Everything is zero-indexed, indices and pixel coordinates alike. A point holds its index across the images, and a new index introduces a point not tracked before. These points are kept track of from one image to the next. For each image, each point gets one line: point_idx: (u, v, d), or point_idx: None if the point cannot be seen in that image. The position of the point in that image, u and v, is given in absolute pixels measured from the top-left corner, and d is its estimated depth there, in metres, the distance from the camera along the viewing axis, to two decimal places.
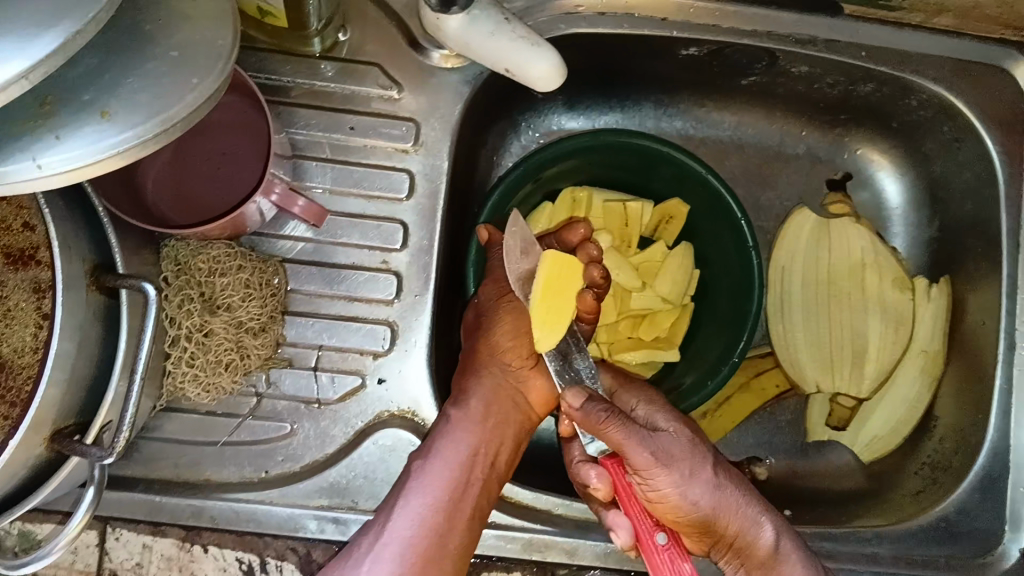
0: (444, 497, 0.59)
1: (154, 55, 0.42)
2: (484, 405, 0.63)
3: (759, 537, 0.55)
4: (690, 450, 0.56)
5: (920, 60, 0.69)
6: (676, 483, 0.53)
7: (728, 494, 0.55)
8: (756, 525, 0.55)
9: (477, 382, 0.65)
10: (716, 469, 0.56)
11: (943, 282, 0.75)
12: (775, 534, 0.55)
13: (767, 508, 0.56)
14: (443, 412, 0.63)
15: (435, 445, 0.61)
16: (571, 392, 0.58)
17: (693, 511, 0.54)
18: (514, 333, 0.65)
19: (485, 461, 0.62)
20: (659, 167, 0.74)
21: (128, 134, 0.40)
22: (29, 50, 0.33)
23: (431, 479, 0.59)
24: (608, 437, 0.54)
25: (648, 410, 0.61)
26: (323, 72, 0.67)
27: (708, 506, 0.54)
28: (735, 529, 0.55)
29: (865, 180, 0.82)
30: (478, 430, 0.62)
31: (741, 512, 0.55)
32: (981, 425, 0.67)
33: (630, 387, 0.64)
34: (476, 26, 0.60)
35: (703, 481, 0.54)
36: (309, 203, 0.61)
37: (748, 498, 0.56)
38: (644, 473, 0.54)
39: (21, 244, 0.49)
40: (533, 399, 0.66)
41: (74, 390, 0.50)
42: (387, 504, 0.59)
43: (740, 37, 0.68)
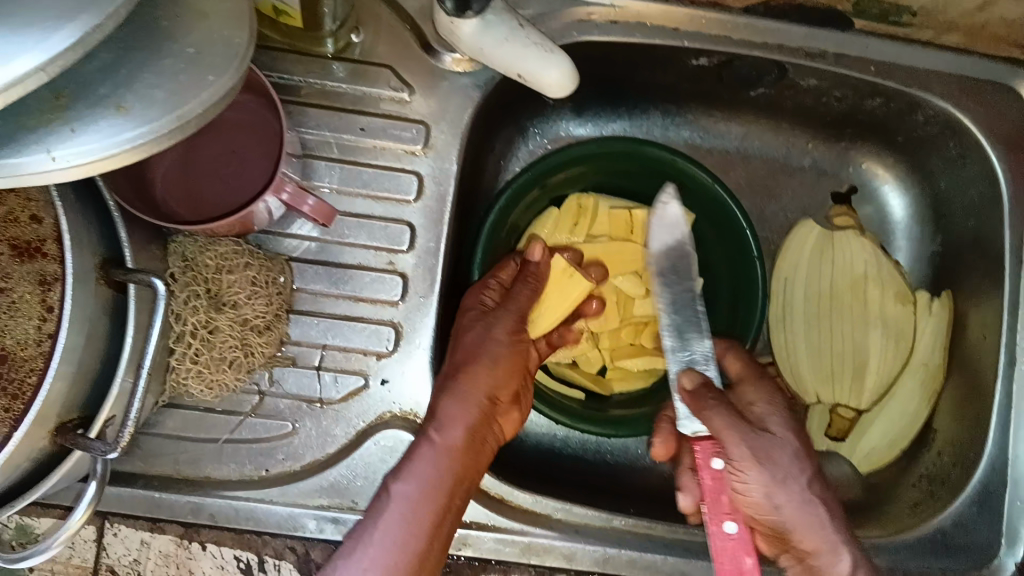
0: (425, 521, 0.56)
1: (171, 50, 0.42)
2: (469, 433, 0.61)
3: (835, 563, 0.57)
4: (794, 459, 0.58)
5: (928, 77, 0.69)
6: (767, 484, 0.57)
7: (815, 513, 0.58)
8: (834, 552, 0.57)
9: (461, 406, 0.62)
10: (812, 484, 0.59)
11: (945, 297, 0.76)
12: (852, 563, 0.57)
13: (851, 540, 0.58)
14: (423, 433, 0.61)
15: (415, 468, 0.58)
16: (687, 374, 0.61)
17: (778, 516, 0.57)
18: (506, 373, 0.64)
19: (462, 490, 0.59)
20: (664, 175, 0.75)
21: (143, 129, 0.40)
22: (49, 44, 0.33)
23: (411, 503, 0.57)
24: (712, 420, 0.57)
25: (768, 411, 0.61)
26: (334, 72, 0.68)
27: (790, 516, 0.57)
28: (811, 546, 0.58)
29: (869, 194, 0.82)
30: (459, 457, 0.60)
31: (823, 534, 0.57)
32: (980, 440, 0.68)
33: (755, 382, 0.63)
34: (489, 30, 0.60)
35: (794, 492, 0.58)
36: (319, 202, 0.61)
37: (835, 526, 0.58)
38: (738, 463, 0.57)
39: (29, 236, 0.50)
40: (506, 430, 0.65)
41: (79, 383, 0.50)
42: (364, 521, 0.56)
43: (750, 49, 0.68)
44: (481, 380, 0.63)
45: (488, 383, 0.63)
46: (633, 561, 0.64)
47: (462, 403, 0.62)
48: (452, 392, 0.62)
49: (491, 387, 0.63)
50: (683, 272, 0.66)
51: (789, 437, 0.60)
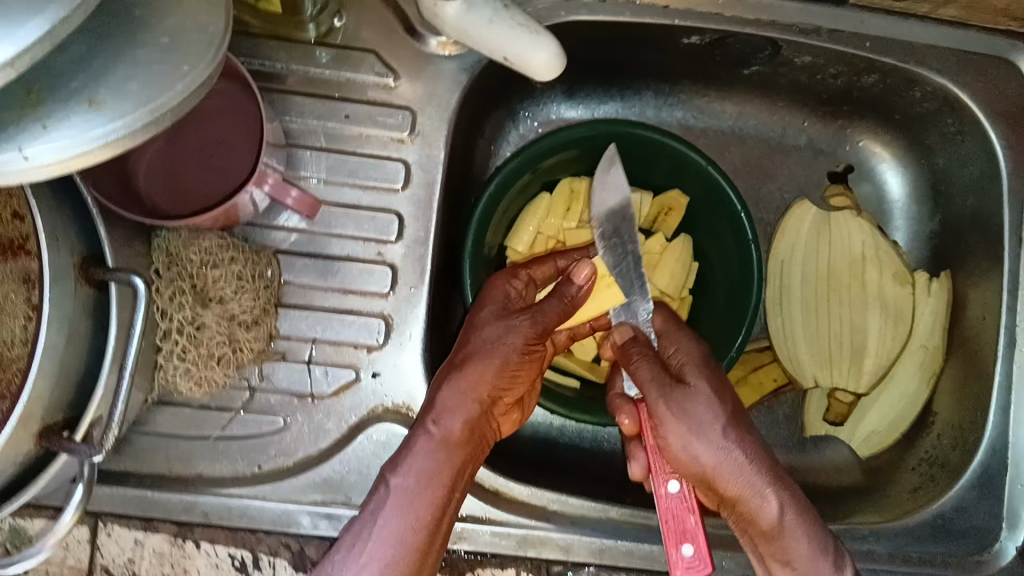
0: (426, 514, 0.55)
1: (146, 40, 0.40)
2: (468, 424, 0.60)
3: (762, 507, 0.56)
4: (709, 404, 0.58)
5: (926, 52, 0.67)
6: (683, 435, 0.57)
7: (735, 459, 0.57)
8: (761, 497, 0.56)
9: (459, 396, 0.60)
10: (727, 431, 0.58)
11: (944, 277, 0.75)
12: (780, 507, 0.55)
13: (777, 482, 0.56)
14: (422, 424, 0.59)
15: (414, 462, 0.57)
16: (619, 330, 0.63)
17: (702, 465, 0.57)
18: (517, 376, 0.62)
19: (463, 481, 0.58)
20: (657, 157, 0.73)
21: (116, 123, 0.39)
22: (12, 36, 0.32)
23: (410, 497, 0.55)
24: (636, 373, 0.60)
25: (685, 360, 0.61)
26: (317, 58, 0.66)
27: (710, 463, 0.57)
28: (736, 492, 0.57)
29: (866, 172, 0.81)
30: (459, 450, 0.59)
31: (746, 478, 0.56)
32: (980, 421, 0.67)
33: (676, 332, 0.63)
34: (473, 12, 0.58)
35: (711, 438, 0.57)
36: (302, 194, 0.60)
37: (759, 469, 0.57)
38: (657, 417, 0.58)
39: (10, 233, 0.47)
40: (501, 429, 0.65)
41: (64, 385, 0.50)
42: (362, 516, 0.55)
43: (744, 26, 0.66)
44: (487, 380, 0.61)
45: (493, 381, 0.61)
46: (631, 551, 0.63)
47: (463, 398, 0.60)
48: (452, 384, 0.60)
49: (496, 387, 0.61)
50: (627, 237, 0.65)
51: (705, 385, 0.59)
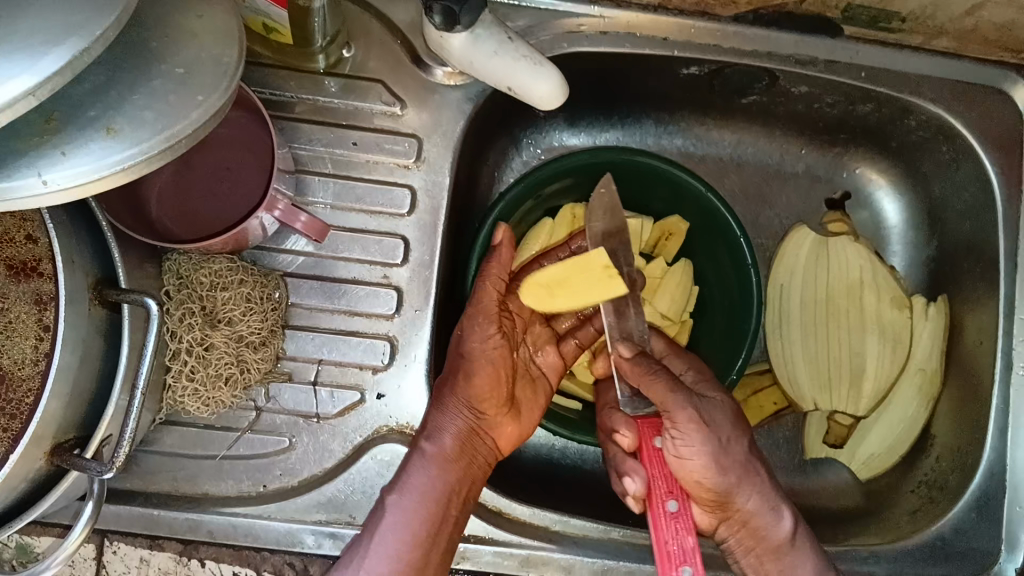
0: (421, 533, 0.57)
1: (160, 71, 0.42)
2: (460, 444, 0.61)
3: (776, 521, 0.60)
4: (729, 421, 0.60)
5: (918, 82, 0.69)
6: (710, 447, 0.57)
7: (754, 476, 0.60)
8: (776, 512, 0.60)
9: (450, 416, 0.61)
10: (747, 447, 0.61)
11: (941, 302, 0.76)
12: (792, 523, 0.61)
13: (786, 499, 0.61)
14: (417, 444, 0.61)
15: (409, 480, 0.59)
16: (624, 345, 0.62)
17: (720, 476, 0.58)
18: (494, 379, 0.64)
19: (459, 502, 0.59)
20: (656, 184, 0.75)
21: (133, 150, 0.40)
22: (38, 66, 0.33)
23: (407, 512, 0.57)
24: (652, 389, 0.58)
25: (697, 380, 0.64)
26: (326, 87, 0.68)
27: (733, 479, 0.59)
28: (751, 507, 0.60)
29: (863, 198, 0.82)
30: (453, 469, 0.60)
31: (762, 494, 0.60)
32: (978, 444, 0.68)
33: (681, 355, 0.66)
34: (478, 44, 0.60)
35: (733, 453, 0.59)
36: (312, 218, 0.61)
37: (770, 484, 0.61)
38: (681, 429, 0.57)
39: (24, 256, 0.50)
40: (501, 445, 0.65)
41: (75, 403, 0.51)
42: (361, 533, 0.57)
43: (740, 57, 0.68)
44: (465, 392, 0.63)
45: (473, 395, 0.63)
46: (632, 573, 0.64)
47: (448, 414, 0.62)
48: (442, 403, 0.62)
49: (476, 400, 0.63)
50: (625, 257, 0.65)
51: (724, 401, 0.62)
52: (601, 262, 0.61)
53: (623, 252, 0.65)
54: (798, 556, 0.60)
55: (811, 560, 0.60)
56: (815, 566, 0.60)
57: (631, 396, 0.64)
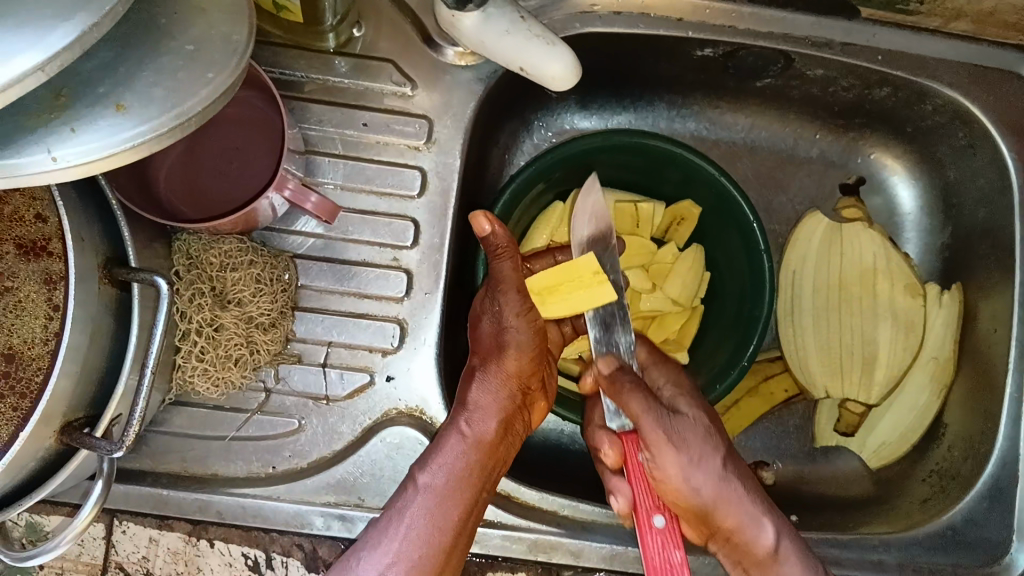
0: (452, 516, 0.56)
1: (170, 48, 0.42)
2: (501, 425, 0.61)
3: (759, 536, 0.57)
4: (703, 436, 0.59)
5: (936, 66, 0.68)
6: (682, 466, 0.57)
7: (732, 490, 0.58)
8: (757, 525, 0.57)
9: (492, 396, 0.62)
10: (724, 462, 0.59)
11: (955, 289, 0.75)
12: (776, 535, 0.57)
13: (770, 510, 0.58)
14: (452, 425, 0.60)
15: (443, 461, 0.58)
16: (602, 361, 0.63)
17: (697, 494, 0.57)
18: (529, 353, 0.63)
19: (491, 482, 0.60)
20: (668, 168, 0.74)
21: (143, 128, 0.40)
22: (47, 42, 0.33)
23: (438, 496, 0.57)
24: (628, 407, 0.58)
25: (675, 394, 0.64)
26: (336, 67, 0.67)
27: (711, 496, 0.57)
28: (732, 524, 0.57)
29: (877, 184, 0.81)
30: (492, 450, 0.60)
31: (742, 507, 0.57)
32: (991, 433, 0.67)
33: (663, 365, 0.67)
34: (490, 23, 0.59)
35: (709, 469, 0.57)
36: (322, 199, 0.61)
37: (751, 498, 0.58)
38: (653, 449, 0.57)
39: (34, 236, 0.49)
40: (535, 419, 0.67)
41: (85, 383, 0.51)
42: (389, 514, 0.56)
43: (756, 39, 0.67)
44: (509, 369, 0.63)
45: (516, 371, 0.63)
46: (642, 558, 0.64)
47: (490, 391, 0.62)
48: (482, 383, 0.62)
49: (519, 377, 0.63)
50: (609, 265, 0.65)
51: (699, 417, 0.61)
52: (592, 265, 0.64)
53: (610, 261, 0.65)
54: (783, 569, 0.56)
55: (799, 572, 0.56)
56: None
57: (615, 411, 0.63)
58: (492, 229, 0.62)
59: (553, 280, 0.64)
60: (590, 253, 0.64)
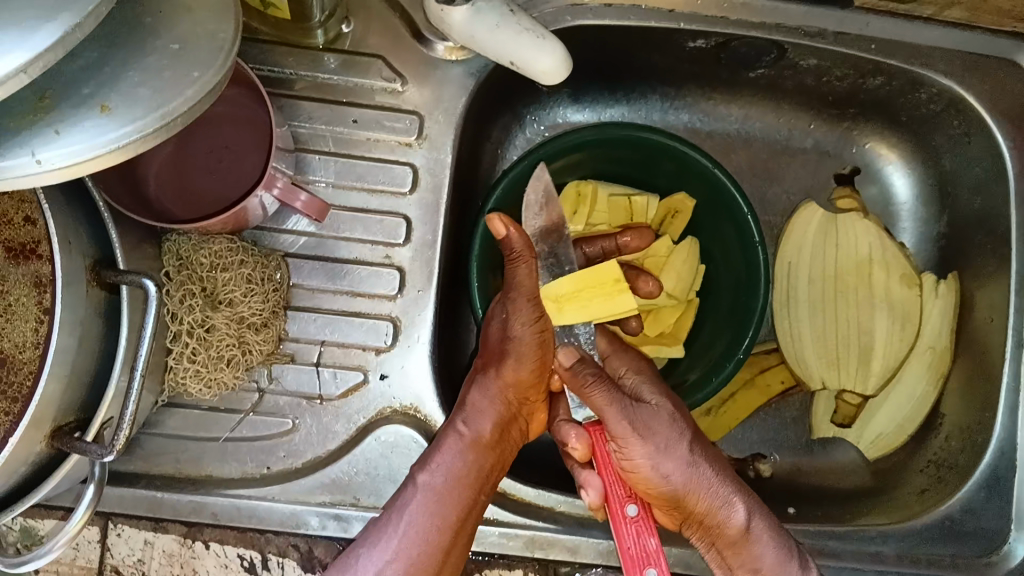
0: (452, 515, 0.56)
1: (155, 46, 0.41)
2: (497, 428, 0.62)
3: (731, 517, 0.58)
4: (669, 424, 0.60)
5: (931, 53, 0.67)
6: (651, 456, 0.57)
7: (701, 474, 0.58)
8: (728, 505, 0.58)
9: (490, 399, 0.62)
10: (691, 447, 0.59)
11: (952, 278, 0.74)
12: (747, 515, 0.57)
13: (742, 491, 0.59)
14: (451, 426, 0.60)
15: (443, 461, 0.58)
16: (563, 352, 0.63)
17: (666, 482, 0.58)
18: (533, 363, 0.63)
19: (489, 485, 0.59)
20: (662, 160, 0.73)
21: (128, 128, 0.39)
22: (30, 43, 0.32)
23: (437, 495, 0.56)
24: (591, 400, 0.59)
25: (637, 380, 0.64)
26: (325, 64, 0.66)
27: (680, 483, 0.58)
28: (704, 508, 0.58)
29: (873, 174, 0.81)
30: (489, 453, 0.60)
31: (712, 490, 0.58)
32: (988, 423, 0.67)
33: (623, 353, 0.67)
34: (480, 18, 0.59)
35: (677, 457, 0.58)
36: (311, 198, 0.60)
37: (722, 480, 0.59)
38: (621, 441, 0.58)
39: (22, 238, 0.48)
40: (530, 425, 0.67)
41: (74, 387, 0.50)
42: (388, 513, 0.56)
43: (748, 29, 0.67)
44: (509, 376, 0.62)
45: (517, 379, 0.63)
46: None
47: (491, 398, 0.62)
48: (481, 386, 0.63)
49: (520, 382, 0.63)
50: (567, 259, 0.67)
51: (661, 404, 0.61)
52: (614, 273, 0.65)
53: (565, 256, 0.68)
54: (758, 549, 0.57)
55: (771, 552, 0.56)
56: (778, 557, 0.56)
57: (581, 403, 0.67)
58: (508, 233, 0.61)
59: (573, 287, 0.64)
60: (613, 260, 0.65)
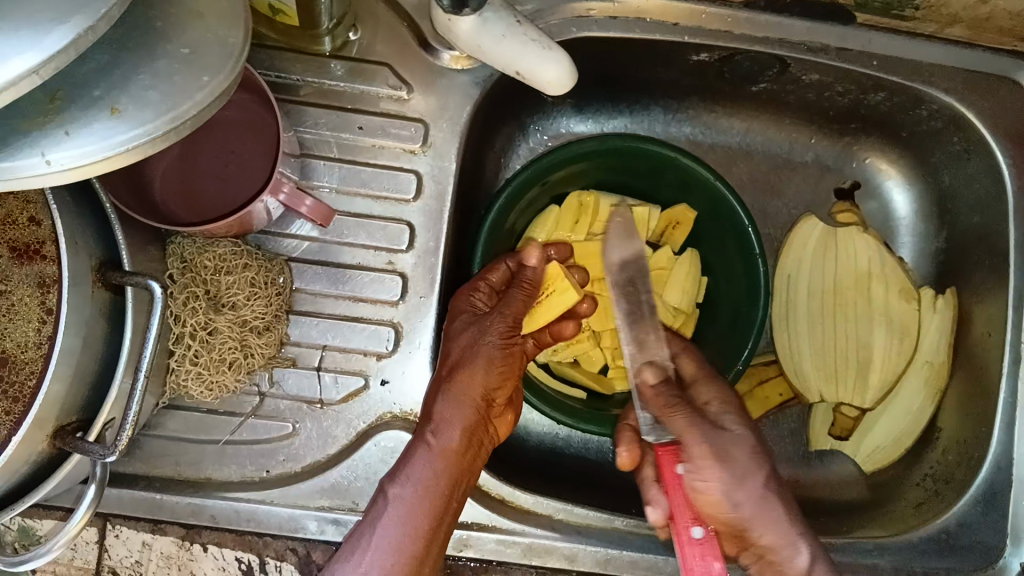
0: (423, 525, 0.56)
1: (165, 51, 0.41)
2: (468, 436, 0.61)
3: (794, 558, 0.56)
4: (748, 456, 0.58)
5: (931, 71, 0.68)
6: (725, 482, 0.56)
7: (772, 510, 0.57)
8: (792, 547, 0.56)
9: (458, 408, 0.61)
10: (766, 482, 0.58)
11: (949, 294, 0.75)
12: (810, 559, 0.56)
13: (809, 534, 0.57)
14: (420, 436, 0.60)
15: (412, 473, 0.58)
16: (647, 371, 0.62)
17: (736, 510, 0.56)
18: (499, 374, 0.63)
19: (459, 492, 0.59)
20: (664, 172, 0.74)
21: (138, 131, 0.40)
22: (42, 46, 0.33)
23: (408, 506, 0.57)
24: (672, 421, 0.59)
25: (721, 409, 0.61)
26: (332, 71, 0.67)
27: (749, 513, 0.56)
28: (767, 543, 0.57)
29: (872, 189, 0.81)
30: (459, 462, 0.59)
31: (778, 527, 0.57)
32: (985, 437, 0.67)
33: (708, 379, 0.63)
34: (487, 28, 0.59)
35: (749, 487, 0.57)
36: (317, 203, 0.60)
37: (789, 520, 0.57)
38: (698, 463, 0.57)
39: (27, 238, 0.49)
40: (499, 431, 0.65)
41: (77, 387, 0.50)
42: (362, 524, 0.57)
43: (751, 44, 0.67)
44: (475, 386, 0.61)
45: (482, 386, 0.62)
46: (635, 562, 0.64)
47: (457, 408, 0.61)
48: (448, 396, 0.61)
49: (486, 390, 0.62)
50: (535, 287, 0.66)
51: (741, 431, 0.59)
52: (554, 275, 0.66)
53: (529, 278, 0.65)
54: None
55: None
56: None
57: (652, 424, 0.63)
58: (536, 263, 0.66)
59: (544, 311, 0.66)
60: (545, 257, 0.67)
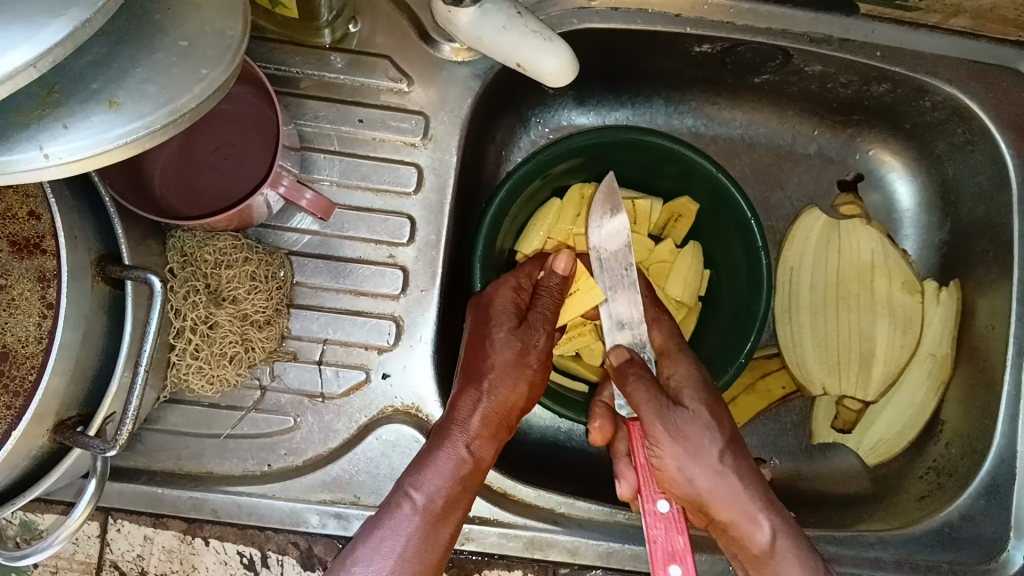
0: (444, 535, 0.57)
1: (163, 43, 0.41)
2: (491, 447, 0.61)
3: (754, 532, 0.57)
4: (704, 431, 0.59)
5: (935, 61, 0.68)
6: (679, 458, 0.57)
7: (728, 484, 0.58)
8: (753, 522, 0.57)
9: (488, 420, 0.61)
10: (723, 456, 0.58)
11: (953, 286, 0.75)
12: (770, 533, 0.57)
13: (767, 507, 0.58)
14: (447, 442, 0.59)
15: (438, 481, 0.57)
16: (617, 353, 0.62)
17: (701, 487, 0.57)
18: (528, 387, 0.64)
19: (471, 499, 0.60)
20: (665, 163, 0.74)
21: (135, 124, 0.39)
22: (38, 39, 0.32)
23: (432, 515, 0.56)
24: (634, 397, 0.58)
25: (682, 385, 0.62)
26: (332, 63, 0.67)
27: (704, 488, 0.57)
28: (727, 518, 0.58)
29: (875, 181, 0.81)
30: (480, 472, 0.60)
31: (738, 503, 0.57)
32: (988, 430, 0.67)
33: (675, 354, 0.64)
34: (487, 19, 0.59)
35: (705, 463, 0.58)
36: (317, 196, 0.60)
37: (749, 493, 0.58)
38: (655, 442, 0.58)
39: (28, 233, 0.49)
40: None
41: (77, 382, 0.50)
42: (375, 525, 0.56)
43: (753, 35, 0.67)
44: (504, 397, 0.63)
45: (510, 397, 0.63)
46: (637, 555, 0.64)
47: (487, 419, 0.61)
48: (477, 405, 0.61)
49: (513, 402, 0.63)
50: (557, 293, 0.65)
51: (701, 408, 0.60)
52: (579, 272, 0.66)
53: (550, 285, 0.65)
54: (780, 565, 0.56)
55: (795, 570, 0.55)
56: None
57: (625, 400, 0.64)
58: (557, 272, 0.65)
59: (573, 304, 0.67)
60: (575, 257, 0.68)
